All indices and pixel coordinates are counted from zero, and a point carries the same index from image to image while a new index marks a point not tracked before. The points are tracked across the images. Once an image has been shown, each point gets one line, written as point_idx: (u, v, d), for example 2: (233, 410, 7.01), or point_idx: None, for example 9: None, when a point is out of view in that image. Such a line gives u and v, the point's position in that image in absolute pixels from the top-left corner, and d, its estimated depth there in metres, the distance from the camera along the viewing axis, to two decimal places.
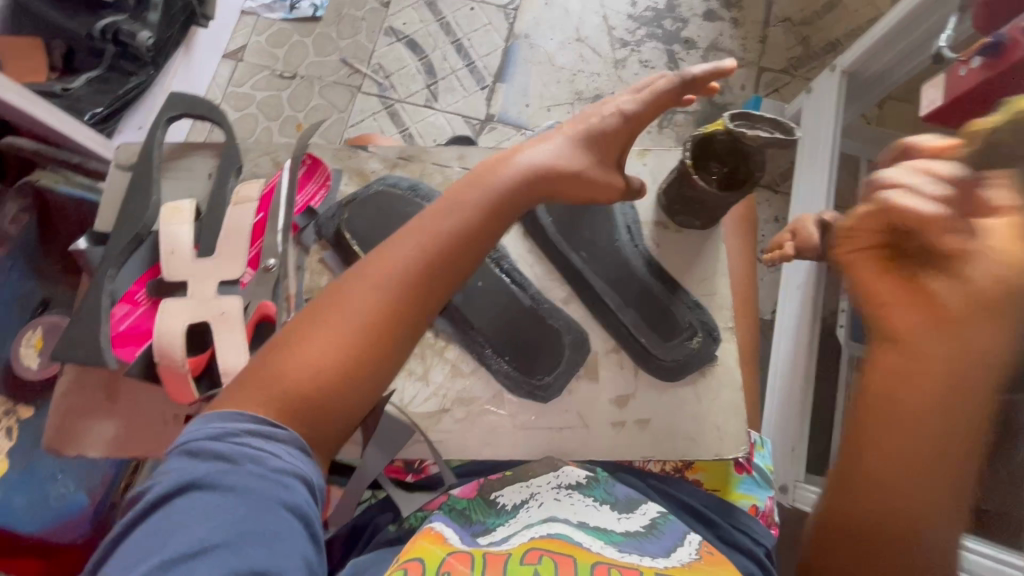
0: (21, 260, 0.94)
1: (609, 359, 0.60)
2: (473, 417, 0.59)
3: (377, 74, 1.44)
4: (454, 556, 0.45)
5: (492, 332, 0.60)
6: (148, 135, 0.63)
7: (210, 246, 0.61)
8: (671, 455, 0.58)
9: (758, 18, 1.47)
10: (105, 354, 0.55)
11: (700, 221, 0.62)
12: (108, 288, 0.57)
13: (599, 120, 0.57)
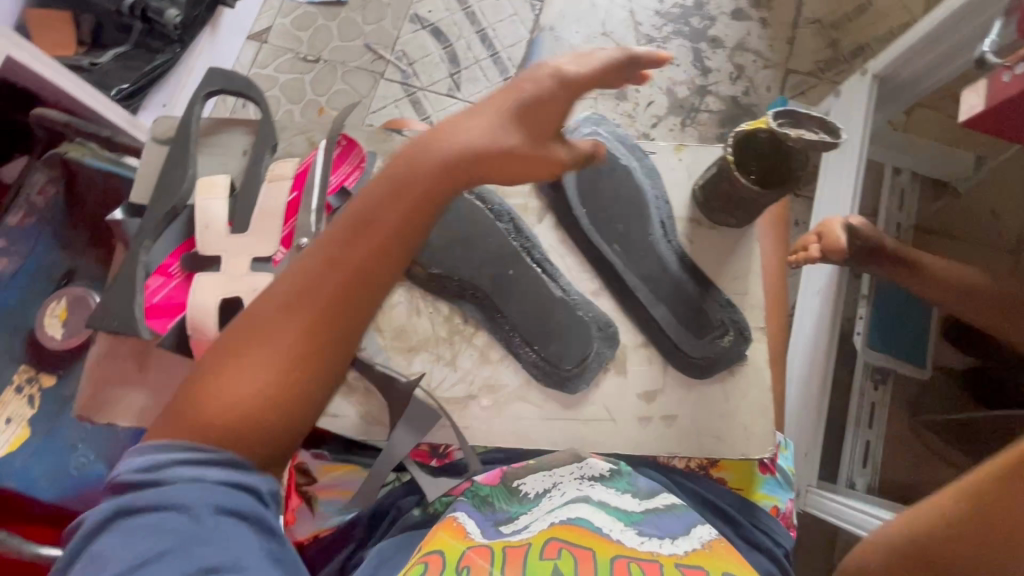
0: (47, 230, 0.95)
1: (638, 354, 0.60)
2: (499, 404, 0.59)
3: (401, 61, 1.44)
4: (473, 550, 0.45)
5: (522, 322, 0.60)
6: (186, 110, 0.64)
7: (243, 222, 0.60)
8: (698, 453, 0.58)
9: (787, 19, 1.46)
10: (139, 325, 0.56)
11: (736, 219, 0.62)
12: (142, 261, 0.58)
13: (526, 89, 0.51)
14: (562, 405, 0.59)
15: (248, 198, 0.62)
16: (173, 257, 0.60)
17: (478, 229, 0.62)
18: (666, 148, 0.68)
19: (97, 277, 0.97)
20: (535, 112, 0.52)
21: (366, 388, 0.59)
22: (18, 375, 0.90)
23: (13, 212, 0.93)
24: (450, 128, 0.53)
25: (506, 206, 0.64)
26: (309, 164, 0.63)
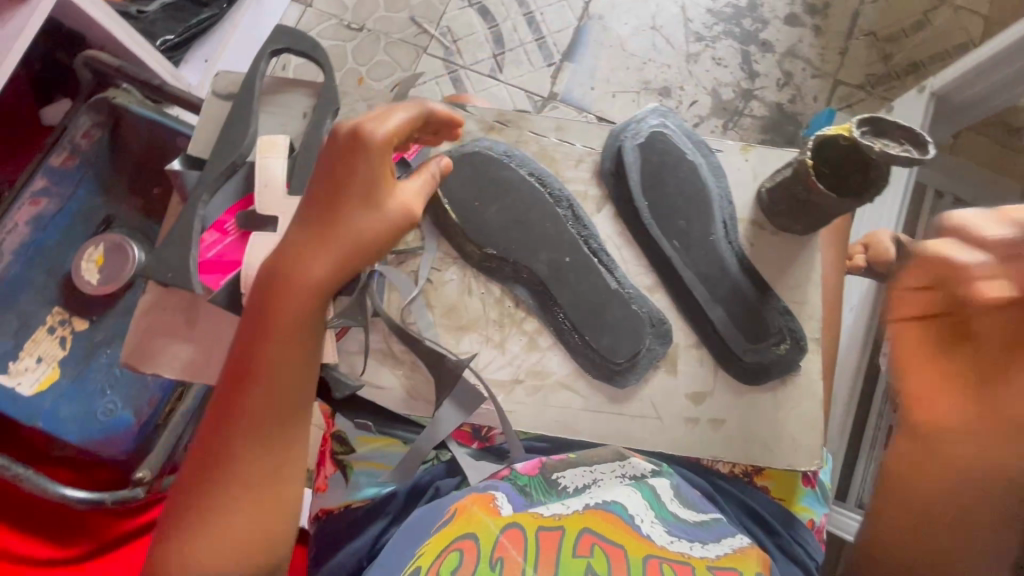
0: (91, 174, 0.95)
1: (689, 353, 0.60)
2: (545, 390, 0.60)
3: (445, 37, 1.41)
4: (505, 536, 0.47)
5: (574, 309, 0.59)
6: (251, 66, 0.62)
7: (301, 185, 0.59)
8: (741, 457, 0.59)
9: (841, 29, 1.42)
10: (192, 280, 0.56)
11: (800, 226, 0.61)
12: (199, 214, 0.58)
13: (336, 166, 0.48)
14: (610, 399, 0.60)
15: (307, 160, 0.61)
16: (229, 214, 0.60)
17: (536, 213, 0.61)
18: (733, 147, 0.66)
19: (134, 225, 0.96)
20: (352, 192, 0.48)
21: (413, 361, 0.60)
22: (51, 317, 0.90)
23: (55, 151, 0.92)
24: (285, 251, 0.49)
25: (565, 192, 0.63)
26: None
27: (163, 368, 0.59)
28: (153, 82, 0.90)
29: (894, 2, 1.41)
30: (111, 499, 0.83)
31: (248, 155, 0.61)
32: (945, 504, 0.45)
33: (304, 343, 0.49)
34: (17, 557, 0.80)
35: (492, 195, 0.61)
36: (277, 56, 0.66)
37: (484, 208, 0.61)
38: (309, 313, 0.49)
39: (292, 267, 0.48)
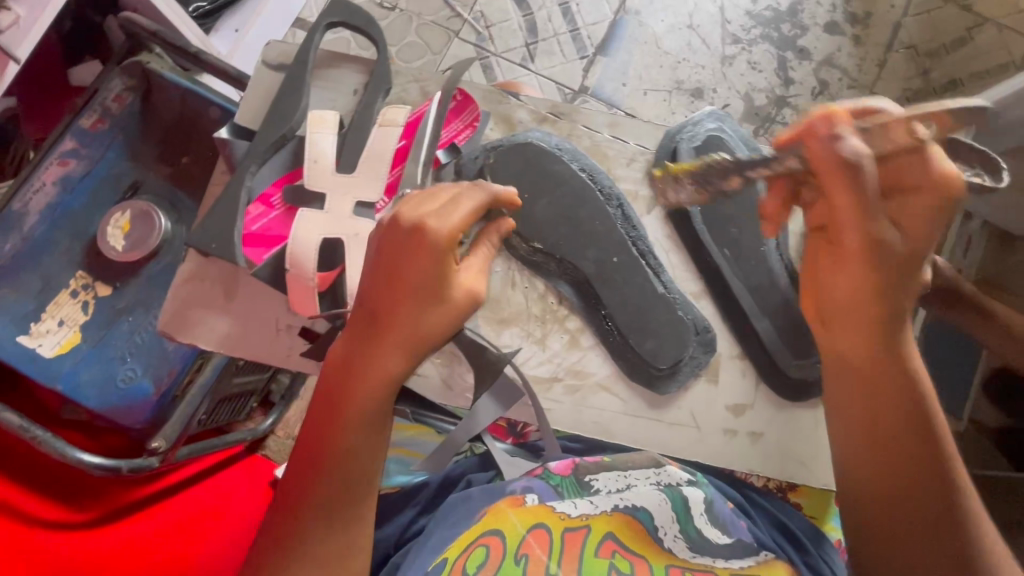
0: (120, 138, 0.93)
1: (732, 364, 0.67)
2: (584, 392, 0.65)
3: (478, 22, 1.39)
4: (532, 535, 0.52)
5: (622, 316, 0.64)
6: (306, 38, 0.66)
7: (351, 163, 0.63)
8: (770, 463, 0.66)
9: (881, 41, 1.39)
10: (235, 252, 0.60)
11: None
12: (245, 185, 0.62)
13: (396, 259, 0.52)
14: (649, 403, 0.66)
15: (357, 140, 0.64)
16: (275, 187, 0.64)
17: (587, 211, 0.65)
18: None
19: (162, 193, 0.94)
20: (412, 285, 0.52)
21: (451, 350, 0.65)
22: (74, 281, 0.89)
23: (86, 114, 0.91)
24: (352, 337, 0.55)
25: (615, 191, 0.67)
26: (421, 114, 0.65)
27: (198, 338, 0.64)
28: (189, 49, 0.89)
29: (937, 16, 1.38)
30: (127, 467, 0.83)
31: (297, 127, 0.65)
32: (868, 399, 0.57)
33: (364, 425, 0.55)
34: (31, 518, 0.80)
35: (545, 186, 0.65)
36: (332, 28, 0.68)
37: (532, 202, 0.65)
38: (369, 397, 0.54)
39: (354, 357, 0.54)
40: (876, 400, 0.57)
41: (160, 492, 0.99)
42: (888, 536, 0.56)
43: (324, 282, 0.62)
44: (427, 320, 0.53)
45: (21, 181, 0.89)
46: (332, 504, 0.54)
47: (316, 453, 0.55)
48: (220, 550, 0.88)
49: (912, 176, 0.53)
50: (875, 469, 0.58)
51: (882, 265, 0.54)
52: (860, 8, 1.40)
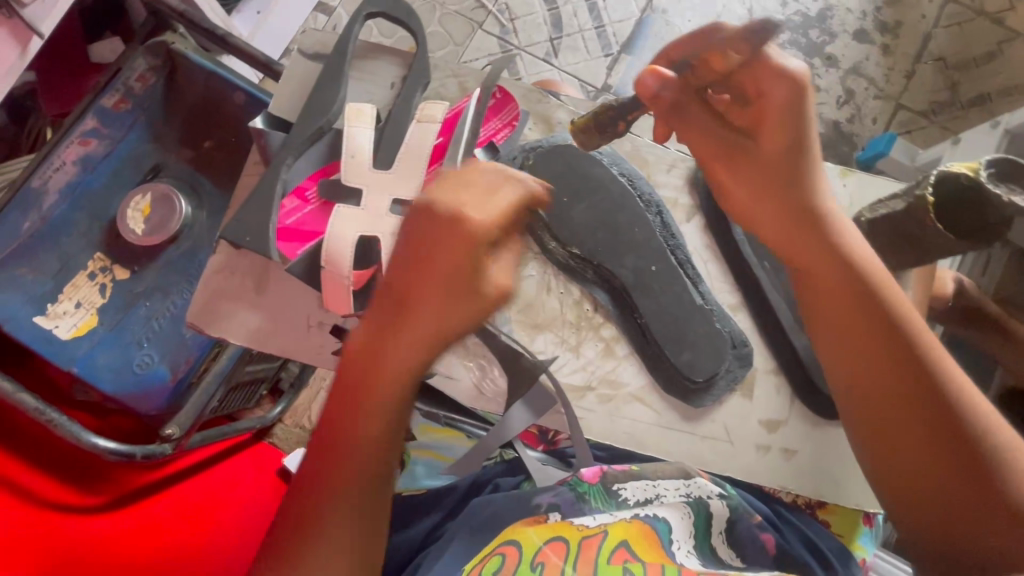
0: (142, 119, 0.91)
1: (767, 379, 0.67)
2: (617, 402, 0.65)
3: (502, 15, 1.36)
4: (548, 546, 0.53)
5: (659, 329, 0.64)
6: (347, 29, 0.67)
7: (388, 160, 0.65)
8: (802, 480, 0.65)
9: (910, 51, 1.36)
10: (270, 247, 0.61)
11: (894, 262, 0.67)
12: (281, 178, 0.63)
13: (433, 245, 0.50)
14: (682, 416, 0.65)
15: (394, 133, 0.66)
16: (310, 180, 0.66)
17: (626, 215, 0.66)
18: (832, 171, 0.75)
19: (183, 176, 0.93)
20: (446, 276, 0.50)
21: (483, 355, 0.63)
22: (92, 263, 0.88)
23: (108, 93, 0.89)
24: (378, 323, 0.53)
25: (655, 198, 0.69)
26: (460, 110, 0.67)
27: (228, 332, 0.65)
28: (216, 31, 0.88)
29: (967, 28, 1.35)
30: (141, 454, 0.82)
31: (335, 120, 0.66)
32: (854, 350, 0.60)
33: (388, 414, 0.54)
34: (46, 501, 0.80)
35: (586, 191, 0.67)
36: (371, 18, 0.69)
37: (572, 206, 0.66)
38: (395, 387, 0.53)
39: (381, 347, 0.52)
40: (842, 320, 0.60)
41: (171, 476, 0.99)
42: (915, 482, 0.57)
43: (358, 280, 0.63)
44: (460, 314, 0.51)
45: (40, 159, 0.87)
46: (353, 490, 0.53)
47: (338, 435, 0.54)
48: (230, 539, 0.87)
49: (767, 86, 0.57)
50: (872, 395, 0.59)
51: (781, 180, 0.60)
52: (890, 16, 1.37)
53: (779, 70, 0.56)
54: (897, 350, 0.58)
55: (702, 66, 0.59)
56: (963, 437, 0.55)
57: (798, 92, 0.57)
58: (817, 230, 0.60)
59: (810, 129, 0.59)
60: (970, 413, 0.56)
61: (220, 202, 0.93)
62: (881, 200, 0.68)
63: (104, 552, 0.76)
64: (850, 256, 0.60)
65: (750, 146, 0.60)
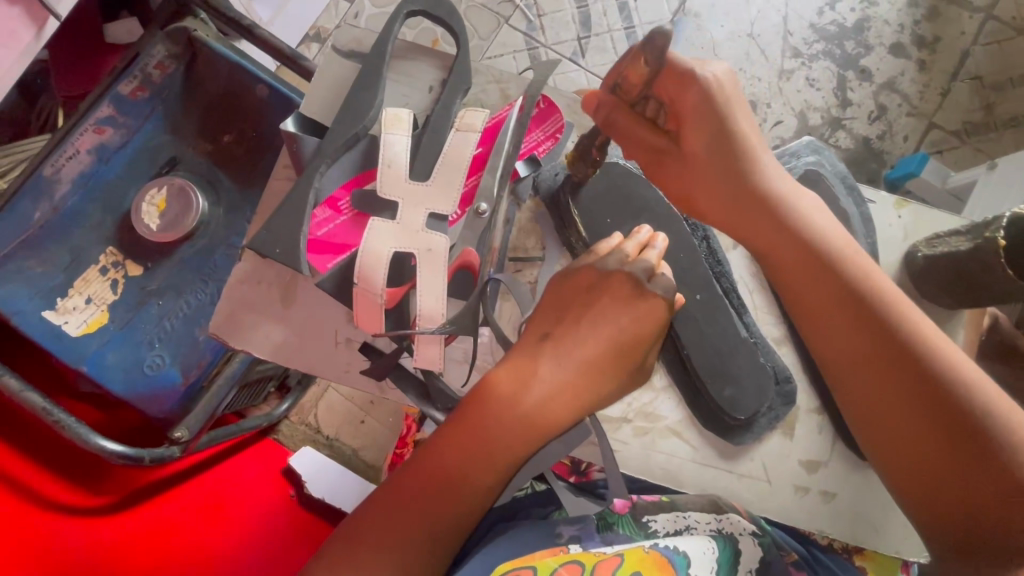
0: (160, 108, 0.87)
1: (809, 419, 0.67)
2: (655, 437, 0.65)
3: (530, 10, 1.30)
4: (563, 568, 0.52)
5: (702, 367, 0.64)
6: (387, 30, 0.65)
7: (425, 171, 0.63)
8: (840, 525, 0.65)
9: (947, 68, 1.27)
10: (299, 261, 0.59)
11: (949, 300, 0.69)
12: (314, 186, 0.60)
13: (610, 312, 0.56)
14: (720, 453, 0.65)
15: (431, 141, 0.63)
16: (343, 190, 0.64)
17: (671, 237, 0.66)
18: (887, 201, 0.75)
19: (201, 171, 0.89)
20: (614, 346, 0.55)
21: None
22: (104, 257, 0.85)
23: (125, 80, 0.84)
24: (529, 373, 0.54)
25: (701, 220, 0.69)
26: (500, 120, 0.64)
27: (253, 346, 0.67)
28: (242, 21, 0.84)
29: (1008, 48, 1.26)
30: (149, 457, 0.79)
31: (371, 126, 0.63)
32: (828, 339, 0.57)
33: (510, 466, 0.53)
34: (48, 501, 0.77)
35: (630, 213, 0.67)
36: (412, 17, 0.66)
37: (616, 227, 0.67)
38: (525, 437, 0.53)
39: (527, 395, 0.53)
40: (804, 307, 0.59)
41: (177, 475, 0.97)
42: (918, 468, 0.53)
43: (392, 298, 0.62)
44: (612, 387, 0.55)
45: (53, 146, 0.83)
46: (444, 514, 0.51)
47: (450, 462, 0.52)
48: (234, 543, 0.84)
49: (676, 94, 0.56)
50: (843, 375, 0.57)
51: (720, 171, 0.58)
52: (929, 30, 1.27)
53: (685, 74, 0.54)
54: (858, 324, 0.56)
55: (624, 81, 0.55)
56: (953, 415, 0.51)
57: (705, 92, 0.54)
58: (765, 213, 0.59)
59: (733, 118, 0.57)
60: (956, 383, 0.52)
61: (236, 198, 0.89)
62: (941, 236, 0.69)
63: (106, 556, 0.73)
64: (803, 236, 0.58)
65: (681, 147, 0.59)
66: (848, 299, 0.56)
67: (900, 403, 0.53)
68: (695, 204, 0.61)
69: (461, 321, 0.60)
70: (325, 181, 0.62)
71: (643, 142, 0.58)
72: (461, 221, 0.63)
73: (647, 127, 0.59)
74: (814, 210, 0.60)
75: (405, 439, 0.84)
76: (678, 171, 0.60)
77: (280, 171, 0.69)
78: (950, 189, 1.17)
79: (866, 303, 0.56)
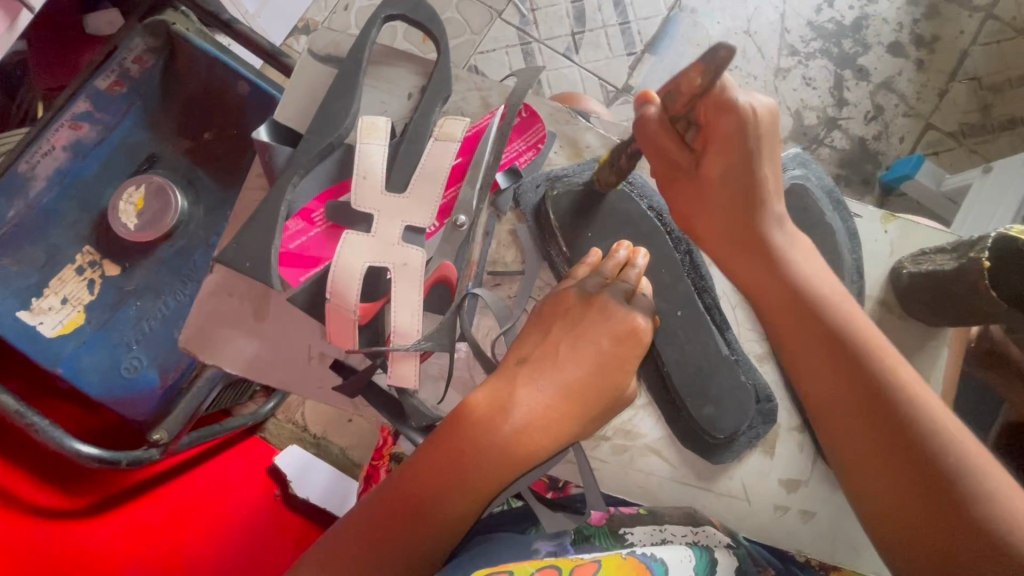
0: (138, 105, 0.85)
1: (790, 437, 0.67)
2: (633, 454, 0.66)
3: (524, 4, 1.27)
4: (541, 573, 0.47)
5: (682, 382, 0.63)
6: (364, 32, 0.66)
7: (400, 183, 0.64)
8: (817, 541, 0.66)
9: (946, 67, 1.25)
10: (271, 275, 0.60)
11: (933, 317, 0.69)
12: (286, 200, 0.62)
13: (589, 327, 0.55)
14: (697, 473, 0.66)
15: (408, 151, 0.65)
16: (317, 202, 0.66)
17: (653, 251, 0.65)
18: (874, 216, 0.74)
19: (181, 169, 0.88)
20: (594, 366, 0.54)
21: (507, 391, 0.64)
22: (81, 256, 0.84)
23: (101, 75, 0.82)
24: (508, 399, 0.53)
25: (685, 234, 0.69)
26: (480, 130, 0.66)
27: (224, 360, 0.68)
28: (222, 15, 0.82)
29: (1008, 48, 1.24)
30: (126, 460, 0.78)
31: (346, 135, 0.65)
32: (812, 378, 0.58)
33: (487, 494, 0.52)
34: (22, 502, 0.76)
35: (610, 221, 0.66)
36: (390, 21, 0.67)
37: (596, 241, 0.66)
38: (503, 466, 0.51)
39: (505, 421, 0.52)
40: (789, 341, 0.59)
41: (155, 477, 0.95)
42: (893, 516, 0.52)
43: (366, 313, 0.64)
44: (592, 410, 0.54)
45: (29, 141, 0.81)
46: (419, 544, 0.50)
47: (425, 490, 0.51)
48: (216, 544, 0.82)
49: (714, 118, 0.55)
50: (827, 415, 0.57)
51: (726, 199, 0.59)
52: (929, 29, 1.25)
53: (727, 101, 0.53)
54: (840, 367, 0.56)
55: (676, 91, 0.53)
56: (928, 466, 0.51)
57: (742, 118, 0.54)
58: (758, 250, 0.60)
59: (759, 150, 0.56)
60: (937, 438, 0.51)
61: (218, 197, 0.88)
62: (927, 253, 0.69)
63: (79, 560, 0.71)
64: (793, 275, 0.59)
65: (697, 168, 0.59)
66: (834, 343, 0.56)
67: (878, 443, 0.53)
68: (697, 226, 0.62)
69: (436, 337, 0.61)
70: (298, 194, 0.64)
71: (666, 156, 0.58)
72: (438, 234, 0.66)
73: (678, 148, 0.57)
74: (808, 255, 0.61)
75: (381, 451, 0.83)
76: (689, 190, 0.60)
77: (253, 178, 0.69)
78: (946, 191, 1.15)
79: (853, 345, 0.56)
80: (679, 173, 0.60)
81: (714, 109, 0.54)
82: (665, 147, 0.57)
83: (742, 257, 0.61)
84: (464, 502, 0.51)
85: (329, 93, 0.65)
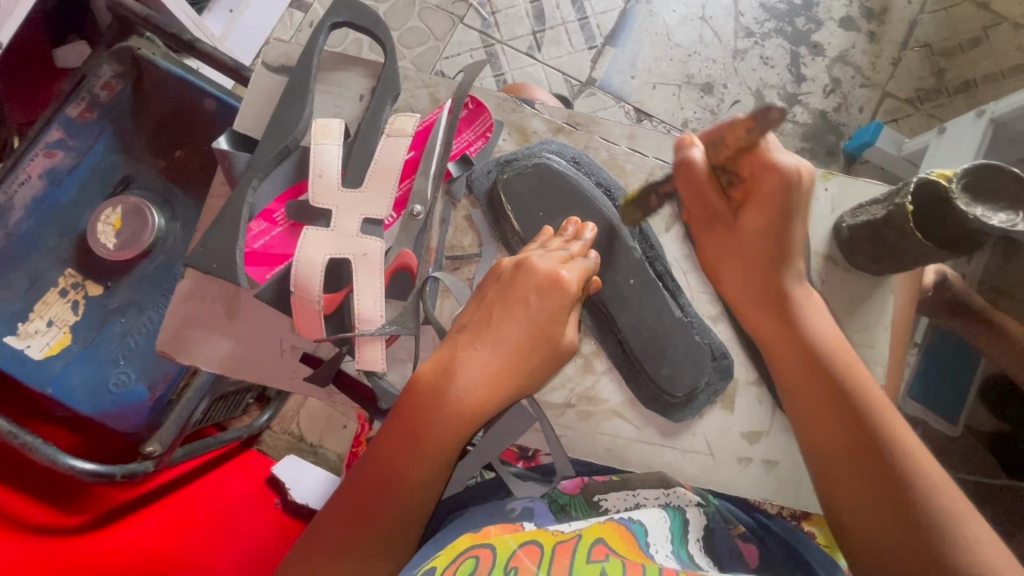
0: (110, 130, 0.88)
1: (748, 390, 0.71)
2: (599, 418, 0.70)
3: (484, 8, 1.31)
4: (522, 550, 0.47)
5: (634, 337, 0.68)
6: (312, 42, 0.70)
7: (355, 179, 0.68)
8: (780, 486, 0.70)
9: (897, 37, 1.29)
10: (237, 273, 0.64)
11: (874, 266, 0.74)
12: (247, 202, 0.66)
13: (522, 280, 0.58)
14: (661, 431, 0.70)
15: (360, 150, 0.69)
16: (278, 203, 0.69)
17: (602, 226, 0.69)
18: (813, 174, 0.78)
19: (156, 189, 0.90)
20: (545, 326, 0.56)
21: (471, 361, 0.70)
22: (63, 279, 0.86)
23: (73, 102, 0.85)
24: (451, 363, 0.55)
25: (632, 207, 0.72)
26: (431, 123, 0.70)
27: (199, 359, 0.70)
28: (184, 36, 0.83)
29: (955, 15, 1.28)
30: (120, 473, 0.80)
31: (301, 139, 0.69)
32: (818, 428, 0.59)
33: (451, 451, 0.54)
34: (19, 520, 0.78)
35: (553, 199, 0.70)
36: (336, 29, 0.71)
37: (547, 220, 0.69)
38: (458, 420, 0.54)
39: (454, 381, 0.54)
40: (799, 397, 0.61)
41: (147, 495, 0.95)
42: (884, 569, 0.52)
43: (330, 302, 0.67)
44: (540, 368, 0.57)
45: (6, 172, 0.84)
46: (399, 507, 0.53)
47: (395, 457, 0.54)
48: (217, 543, 0.84)
49: (757, 173, 0.59)
50: (828, 463, 0.57)
51: (752, 256, 0.62)
52: (877, 3, 1.30)
53: (767, 160, 0.58)
54: (847, 418, 0.57)
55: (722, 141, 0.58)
56: (911, 509, 0.52)
57: (783, 178, 0.57)
58: (777, 308, 0.62)
59: (794, 212, 0.60)
60: (929, 496, 0.52)
61: (193, 212, 0.91)
62: (863, 206, 0.73)
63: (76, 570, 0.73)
64: (809, 335, 0.61)
65: (735, 220, 0.63)
66: (840, 403, 0.58)
67: (876, 494, 0.54)
68: (725, 276, 0.66)
69: (401, 321, 0.65)
70: (259, 196, 0.68)
71: (707, 207, 0.63)
72: (395, 224, 0.70)
73: (714, 201, 0.62)
74: (824, 317, 0.63)
75: (359, 438, 0.84)
76: (716, 241, 0.65)
77: (217, 189, 0.73)
78: (906, 155, 1.18)
79: (857, 399, 0.58)
80: (713, 223, 0.65)
81: (756, 168, 0.59)
82: (704, 194, 0.62)
83: (759, 312, 0.64)
84: (431, 464, 0.53)
85: (286, 103, 0.69)
